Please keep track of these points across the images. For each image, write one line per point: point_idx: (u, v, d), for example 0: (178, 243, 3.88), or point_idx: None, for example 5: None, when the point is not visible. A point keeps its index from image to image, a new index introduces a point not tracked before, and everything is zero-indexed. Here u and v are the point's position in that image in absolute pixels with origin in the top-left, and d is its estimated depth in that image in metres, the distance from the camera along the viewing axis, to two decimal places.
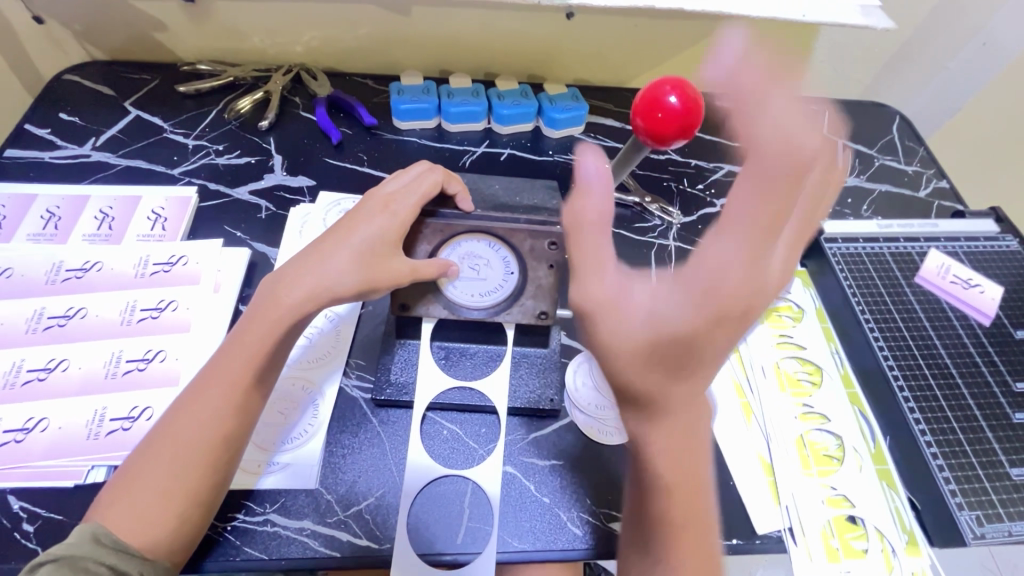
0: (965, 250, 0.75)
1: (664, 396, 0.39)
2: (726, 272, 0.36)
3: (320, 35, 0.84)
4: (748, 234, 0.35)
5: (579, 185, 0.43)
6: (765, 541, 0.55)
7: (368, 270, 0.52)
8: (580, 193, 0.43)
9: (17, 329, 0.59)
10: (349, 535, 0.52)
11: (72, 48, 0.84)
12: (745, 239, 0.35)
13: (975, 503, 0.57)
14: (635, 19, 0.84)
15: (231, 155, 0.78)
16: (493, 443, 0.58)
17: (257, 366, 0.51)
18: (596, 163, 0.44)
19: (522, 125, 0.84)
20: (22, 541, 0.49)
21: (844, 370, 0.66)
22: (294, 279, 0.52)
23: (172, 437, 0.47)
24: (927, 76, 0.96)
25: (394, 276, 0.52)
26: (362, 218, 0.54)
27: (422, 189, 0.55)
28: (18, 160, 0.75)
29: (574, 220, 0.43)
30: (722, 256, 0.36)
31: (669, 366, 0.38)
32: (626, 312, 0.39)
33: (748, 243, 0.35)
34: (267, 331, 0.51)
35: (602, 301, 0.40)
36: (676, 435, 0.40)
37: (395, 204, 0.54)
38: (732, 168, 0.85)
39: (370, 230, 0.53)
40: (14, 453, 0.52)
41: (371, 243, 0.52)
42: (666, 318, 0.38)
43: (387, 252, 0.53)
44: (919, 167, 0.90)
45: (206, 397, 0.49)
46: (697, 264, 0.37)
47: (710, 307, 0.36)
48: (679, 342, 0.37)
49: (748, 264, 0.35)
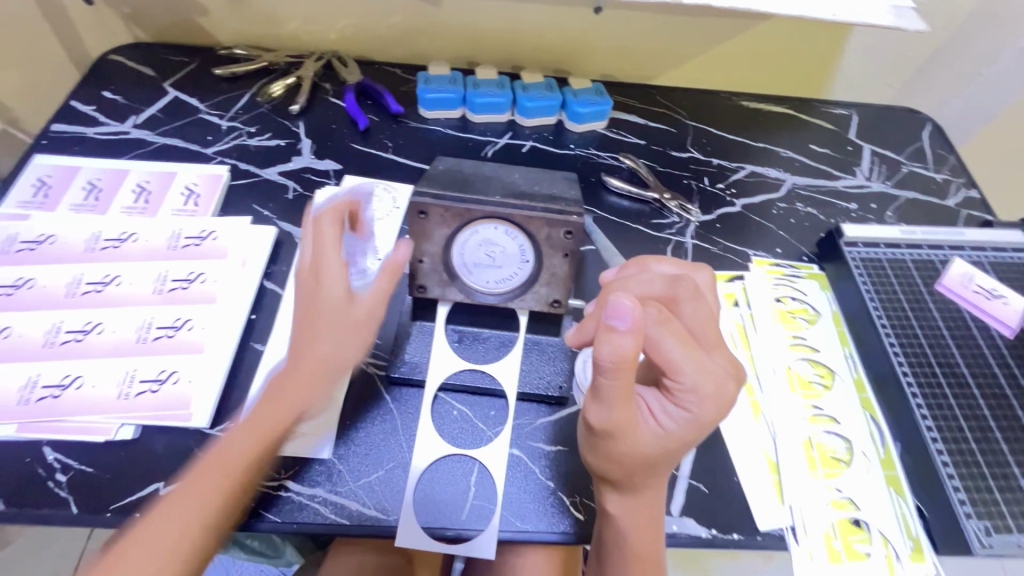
0: (990, 260, 0.73)
1: (648, 484, 0.49)
2: (703, 408, 0.45)
3: (353, 23, 0.86)
4: (712, 380, 0.45)
5: (613, 333, 0.40)
6: (766, 538, 0.55)
7: (351, 328, 0.52)
8: (610, 332, 0.41)
9: (58, 293, 0.63)
10: (358, 505, 0.54)
11: (118, 29, 0.88)
12: (713, 386, 0.45)
13: (985, 514, 0.56)
14: (662, 16, 0.84)
15: (262, 137, 0.81)
16: (501, 426, 0.59)
17: (259, 455, 0.48)
18: (632, 303, 0.40)
19: (545, 118, 0.85)
20: (55, 489, 0.53)
21: (857, 375, 0.66)
22: (293, 378, 0.51)
23: (171, 521, 0.44)
24: (961, 82, 0.94)
25: (373, 317, 0.53)
26: (309, 296, 0.52)
27: (329, 246, 0.51)
28: (64, 135, 0.78)
29: (599, 365, 0.42)
30: (702, 390, 0.44)
31: (661, 468, 0.47)
32: (638, 434, 0.45)
33: (715, 389, 0.44)
34: (275, 421, 0.49)
35: (626, 424, 0.44)
36: (648, 506, 0.50)
37: (325, 269, 0.51)
38: (754, 169, 0.85)
39: (328, 298, 0.51)
40: (52, 407, 0.56)
41: (332, 314, 0.51)
42: (666, 439, 0.45)
43: (354, 305, 0.52)
44: (948, 175, 0.88)
45: (192, 492, 0.45)
46: (692, 399, 0.45)
47: (695, 430, 0.45)
48: (676, 451, 0.46)
49: (715, 404, 0.45)
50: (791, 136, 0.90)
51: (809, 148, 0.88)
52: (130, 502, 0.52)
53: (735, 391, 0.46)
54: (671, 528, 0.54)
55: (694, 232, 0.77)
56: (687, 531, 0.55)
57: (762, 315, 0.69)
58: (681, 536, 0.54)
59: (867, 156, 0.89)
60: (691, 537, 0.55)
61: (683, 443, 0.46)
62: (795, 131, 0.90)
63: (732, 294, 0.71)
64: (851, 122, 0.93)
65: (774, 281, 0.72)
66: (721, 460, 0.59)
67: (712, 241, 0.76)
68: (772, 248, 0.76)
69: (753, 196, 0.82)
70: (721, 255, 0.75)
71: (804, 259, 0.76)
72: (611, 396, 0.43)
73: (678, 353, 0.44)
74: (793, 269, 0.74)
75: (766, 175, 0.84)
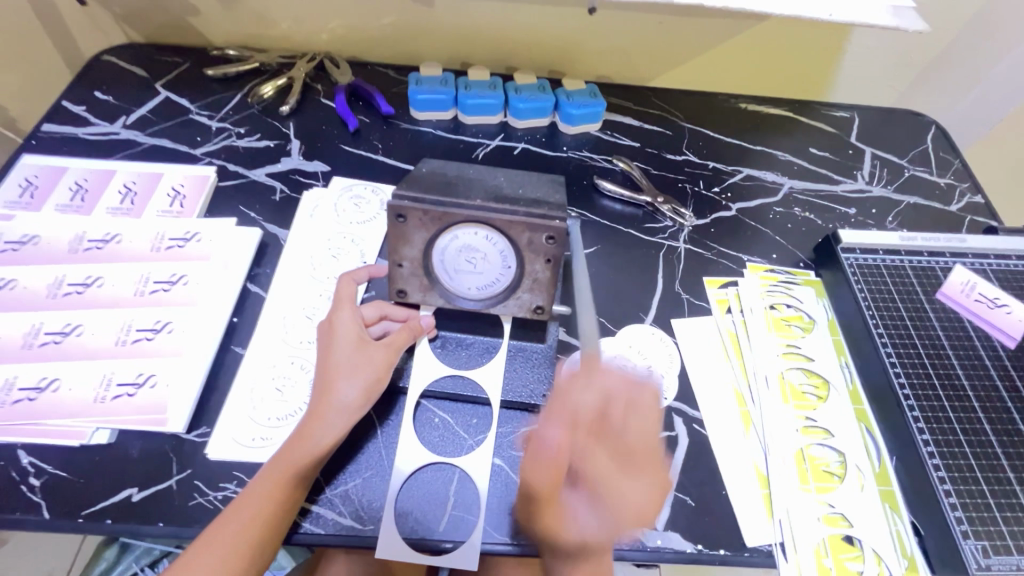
0: (993, 268, 0.71)
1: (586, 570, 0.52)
2: (622, 519, 0.49)
3: (345, 23, 0.85)
4: (631, 497, 0.49)
5: (536, 450, 0.49)
6: (755, 554, 0.53)
7: (367, 369, 0.55)
8: (537, 450, 0.49)
9: (39, 294, 0.62)
10: (334, 514, 0.53)
11: (112, 30, 0.88)
12: (631, 503, 0.48)
13: (982, 533, 0.53)
14: (658, 17, 0.83)
15: (251, 138, 0.80)
16: (482, 435, 0.58)
17: (276, 512, 0.49)
18: (557, 433, 0.49)
19: (538, 120, 0.84)
20: (28, 493, 0.52)
21: (852, 386, 0.64)
22: (306, 425, 0.52)
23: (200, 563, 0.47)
24: (968, 86, 0.91)
25: (388, 364, 0.56)
26: (325, 347, 0.56)
27: (342, 301, 0.58)
28: (53, 135, 0.78)
29: (526, 470, 0.50)
30: (623, 502, 0.49)
31: (590, 561, 0.51)
32: (564, 532, 0.50)
33: (632, 506, 0.48)
34: (271, 489, 0.49)
35: (551, 522, 0.50)
36: None
37: (338, 323, 0.56)
38: (752, 173, 0.83)
39: (343, 344, 0.55)
40: (26, 409, 0.55)
41: (346, 359, 0.55)
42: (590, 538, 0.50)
43: (368, 350, 0.56)
44: (952, 180, 0.86)
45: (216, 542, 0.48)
46: (613, 507, 0.49)
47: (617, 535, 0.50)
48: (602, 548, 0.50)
49: (634, 517, 0.49)
50: (790, 139, 0.87)
51: (809, 152, 0.86)
52: (102, 508, 0.51)
53: (657, 504, 0.50)
54: (655, 543, 0.53)
55: (687, 237, 0.75)
56: (672, 546, 0.53)
57: (755, 322, 0.67)
58: (665, 552, 0.53)
59: (868, 160, 0.87)
60: (676, 552, 0.53)
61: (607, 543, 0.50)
62: (795, 134, 0.88)
63: (725, 300, 0.69)
64: (852, 125, 0.91)
65: (768, 288, 0.70)
66: (710, 472, 0.57)
67: (706, 247, 0.74)
68: (767, 254, 0.74)
69: (749, 201, 0.80)
70: (714, 261, 0.73)
71: (800, 266, 0.74)
72: (539, 500, 0.49)
73: (603, 471, 0.49)
74: (788, 275, 0.72)
75: (763, 178, 0.82)
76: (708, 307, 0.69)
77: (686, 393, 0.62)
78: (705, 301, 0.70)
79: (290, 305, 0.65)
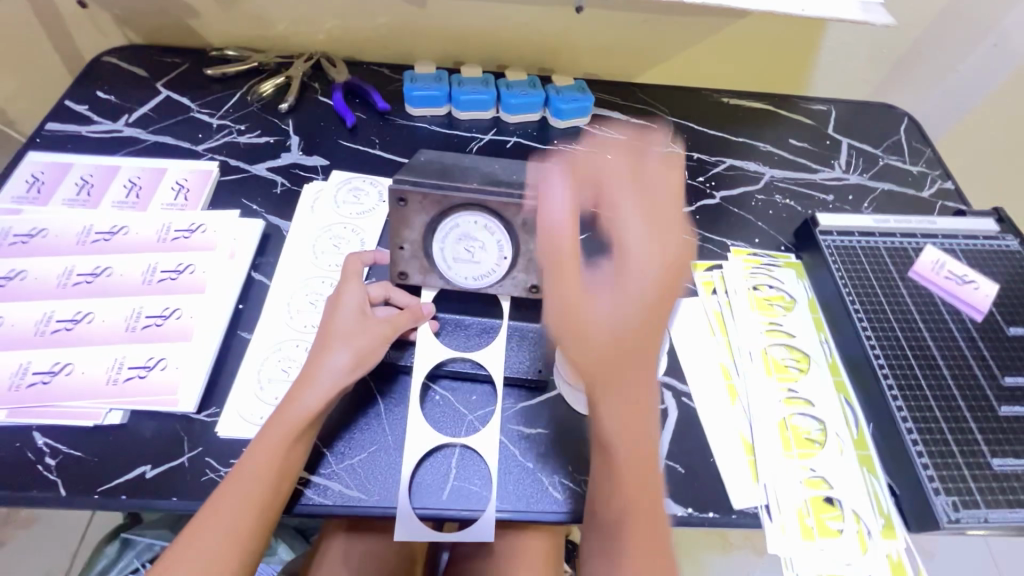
0: (962, 247, 0.75)
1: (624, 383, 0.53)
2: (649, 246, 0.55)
3: (341, 24, 0.88)
4: (646, 241, 0.56)
5: (549, 227, 0.55)
6: (742, 516, 0.56)
7: (365, 339, 0.57)
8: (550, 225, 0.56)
9: (50, 284, 0.64)
10: (340, 486, 0.55)
11: (111, 32, 0.90)
12: (651, 245, 0.55)
13: (952, 489, 0.57)
14: (643, 15, 0.87)
15: (251, 135, 0.82)
16: (482, 410, 0.61)
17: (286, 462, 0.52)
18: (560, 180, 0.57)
19: (529, 115, 0.87)
20: (44, 472, 0.54)
21: (832, 359, 0.68)
22: (297, 389, 0.55)
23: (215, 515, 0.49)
24: (937, 79, 0.96)
25: (389, 335, 0.58)
26: (328, 316, 0.59)
27: (347, 275, 0.61)
28: (58, 133, 0.80)
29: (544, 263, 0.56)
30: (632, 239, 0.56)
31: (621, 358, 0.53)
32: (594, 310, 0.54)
33: (652, 247, 0.55)
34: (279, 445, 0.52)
35: (575, 300, 0.54)
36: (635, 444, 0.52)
37: (343, 296, 0.59)
38: (734, 163, 0.87)
39: (346, 314, 0.58)
40: (41, 392, 0.57)
41: (349, 326, 0.58)
42: (617, 314, 0.53)
43: (370, 320, 0.58)
44: (924, 168, 0.90)
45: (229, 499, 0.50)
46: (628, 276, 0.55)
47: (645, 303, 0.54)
48: (631, 326, 0.53)
49: (650, 263, 0.55)
50: (770, 131, 0.91)
51: (788, 143, 0.90)
52: (117, 484, 0.53)
53: (675, 257, 0.55)
54: None
55: None
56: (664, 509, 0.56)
57: (739, 302, 0.71)
58: None
59: (845, 150, 0.91)
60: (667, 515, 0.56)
61: (630, 320, 0.54)
62: (775, 127, 0.92)
63: (710, 282, 0.73)
64: (830, 117, 0.95)
65: (751, 270, 0.74)
66: (698, 440, 0.61)
67: (692, 232, 0.78)
68: (750, 238, 0.78)
69: (732, 188, 0.83)
70: (699, 245, 0.77)
71: (782, 249, 0.78)
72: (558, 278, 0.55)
73: (628, 225, 0.57)
74: (770, 258, 0.76)
75: (745, 168, 0.86)
76: (694, 289, 0.72)
77: (676, 368, 0.66)
78: (691, 283, 0.73)
79: (294, 292, 0.67)
